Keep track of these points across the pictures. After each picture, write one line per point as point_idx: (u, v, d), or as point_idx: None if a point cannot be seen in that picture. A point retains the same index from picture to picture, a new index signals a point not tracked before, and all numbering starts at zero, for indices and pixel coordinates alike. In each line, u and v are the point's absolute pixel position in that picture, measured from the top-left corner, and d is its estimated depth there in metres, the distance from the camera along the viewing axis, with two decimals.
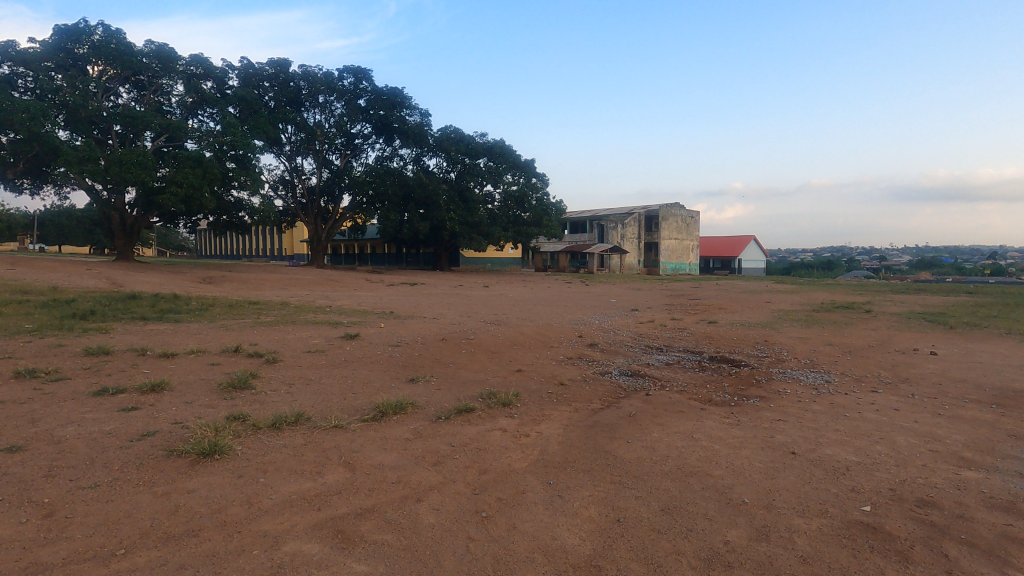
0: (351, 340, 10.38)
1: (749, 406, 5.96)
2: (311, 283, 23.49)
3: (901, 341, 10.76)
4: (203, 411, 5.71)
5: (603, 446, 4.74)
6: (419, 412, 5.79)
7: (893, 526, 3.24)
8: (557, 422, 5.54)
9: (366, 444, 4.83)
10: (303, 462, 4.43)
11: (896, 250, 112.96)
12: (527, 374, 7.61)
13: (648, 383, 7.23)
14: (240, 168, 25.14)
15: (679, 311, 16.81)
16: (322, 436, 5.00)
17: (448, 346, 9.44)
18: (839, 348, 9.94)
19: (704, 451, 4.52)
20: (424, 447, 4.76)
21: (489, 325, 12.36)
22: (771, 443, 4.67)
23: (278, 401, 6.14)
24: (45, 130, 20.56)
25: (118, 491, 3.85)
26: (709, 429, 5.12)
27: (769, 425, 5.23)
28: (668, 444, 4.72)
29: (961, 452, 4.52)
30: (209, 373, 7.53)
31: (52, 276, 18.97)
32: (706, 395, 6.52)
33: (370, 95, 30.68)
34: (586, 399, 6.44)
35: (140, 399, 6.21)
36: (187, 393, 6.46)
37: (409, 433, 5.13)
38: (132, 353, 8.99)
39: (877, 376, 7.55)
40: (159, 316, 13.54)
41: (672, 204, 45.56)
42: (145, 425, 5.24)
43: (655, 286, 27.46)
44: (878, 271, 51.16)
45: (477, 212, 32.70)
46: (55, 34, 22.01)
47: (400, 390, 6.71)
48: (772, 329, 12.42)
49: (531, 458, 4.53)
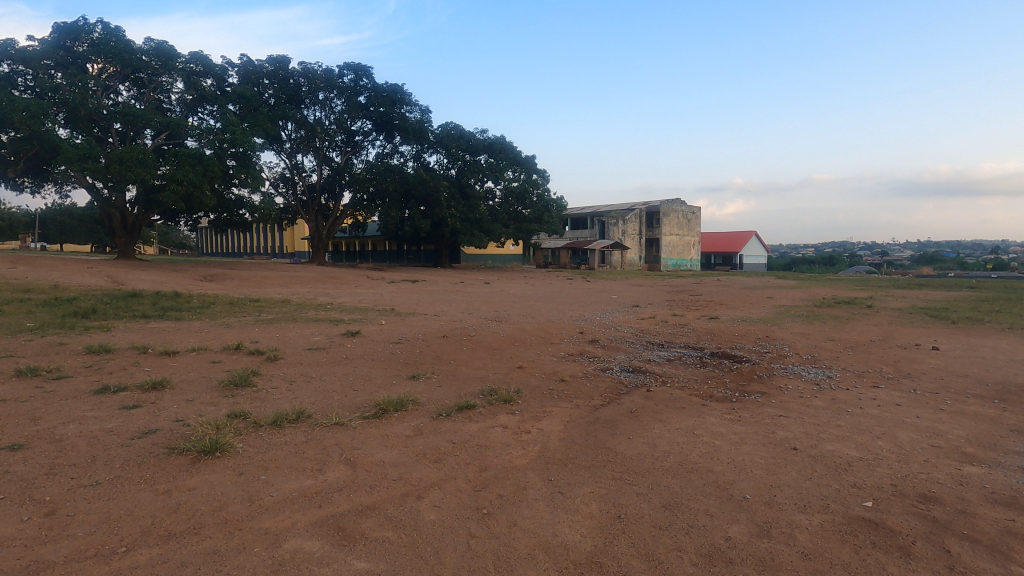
0: (352, 338, 10.37)
1: (750, 402, 5.96)
2: (312, 281, 23.50)
3: (903, 336, 10.73)
4: (204, 409, 5.72)
5: (604, 442, 4.74)
6: (420, 409, 5.79)
7: (895, 522, 3.23)
8: (558, 419, 5.54)
9: (367, 441, 4.83)
10: (304, 459, 4.43)
11: (899, 246, 111.93)
12: (528, 370, 7.60)
13: (649, 379, 7.23)
14: (240, 165, 25.11)
15: (680, 307, 16.81)
16: (323, 434, 5.00)
17: (449, 343, 9.44)
18: (840, 343, 9.92)
19: (706, 447, 4.52)
20: (425, 444, 4.76)
21: (490, 322, 12.35)
22: (773, 439, 4.66)
23: (279, 399, 6.14)
24: (45, 128, 20.56)
25: (120, 489, 3.85)
26: (710, 424, 5.12)
27: (770, 420, 5.22)
28: (670, 440, 4.71)
29: (963, 448, 4.50)
30: (210, 371, 7.53)
31: (54, 274, 18.98)
32: (707, 391, 6.50)
33: (370, 91, 30.63)
34: (587, 395, 6.44)
35: (141, 397, 6.22)
36: (188, 391, 6.46)
37: (410, 430, 5.13)
38: (133, 351, 9.00)
39: (879, 371, 7.53)
40: (161, 314, 13.57)
41: (672, 200, 45.50)
42: (147, 423, 5.24)
43: (656, 282, 27.36)
44: (880, 267, 50.35)
45: (478, 208, 32.66)
46: (54, 32, 22.04)
47: (401, 387, 6.71)
48: (772, 325, 12.39)
49: (531, 454, 4.53)
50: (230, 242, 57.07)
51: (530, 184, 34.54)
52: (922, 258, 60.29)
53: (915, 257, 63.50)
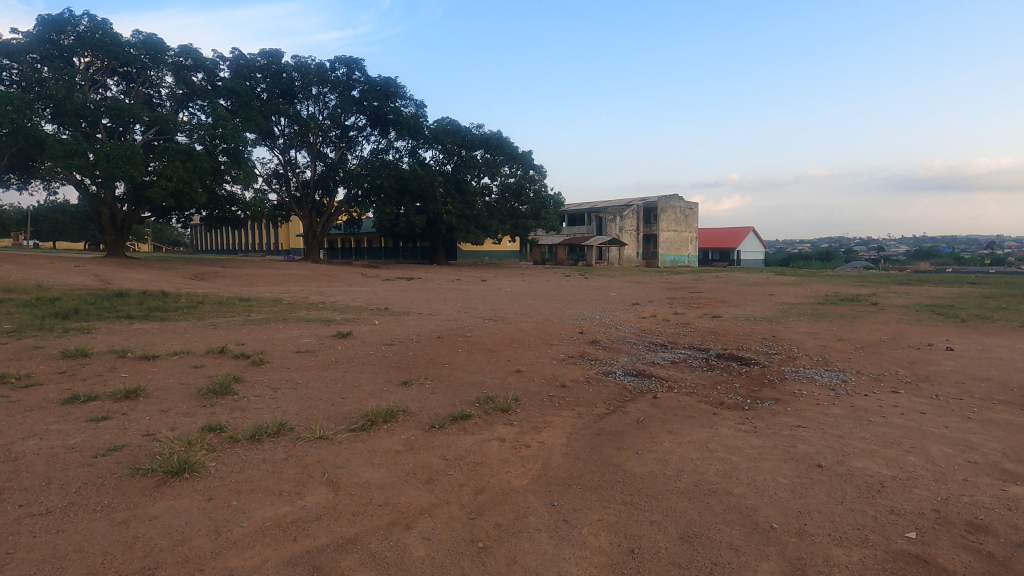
0: (344, 339, 9.97)
1: (764, 410, 5.55)
2: (304, 279, 23.03)
3: (916, 336, 10.32)
4: (180, 421, 5.32)
5: (611, 458, 4.35)
6: (412, 419, 5.39)
7: (946, 559, 2.85)
8: (560, 430, 5.15)
9: (353, 458, 4.43)
10: (282, 480, 4.03)
11: (894, 241, 111.11)
12: (527, 375, 7.21)
13: (655, 384, 6.83)
14: (232, 162, 24.53)
15: (681, 305, 16.46)
16: (305, 450, 4.60)
17: (446, 345, 9.04)
18: (850, 344, 9.54)
19: (723, 465, 4.13)
20: (415, 461, 4.36)
21: (487, 321, 12.04)
22: (794, 455, 4.27)
23: (261, 409, 5.73)
24: (30, 123, 20.10)
25: (71, 519, 3.46)
26: (726, 437, 4.73)
27: (789, 432, 4.83)
28: (682, 456, 4.32)
29: (1003, 465, 4.11)
30: (190, 377, 7.12)
31: (39, 273, 18.50)
32: (717, 397, 6.14)
33: (364, 85, 30.10)
34: (589, 403, 6.04)
35: (112, 408, 5.81)
36: (164, 400, 6.06)
37: (400, 444, 4.74)
38: (112, 355, 8.59)
39: (896, 375, 7.14)
40: (146, 314, 13.11)
41: (671, 196, 45.24)
42: (115, 437, 4.85)
43: (655, 280, 26.86)
44: (877, 265, 46.84)
45: (475, 204, 32.32)
46: (39, 25, 21.61)
47: (391, 394, 6.29)
48: (778, 324, 12.02)
49: (532, 473, 4.14)
50: (224, 241, 56.67)
51: (526, 180, 34.18)
52: (920, 254, 58.94)
53: (915, 253, 61.36)
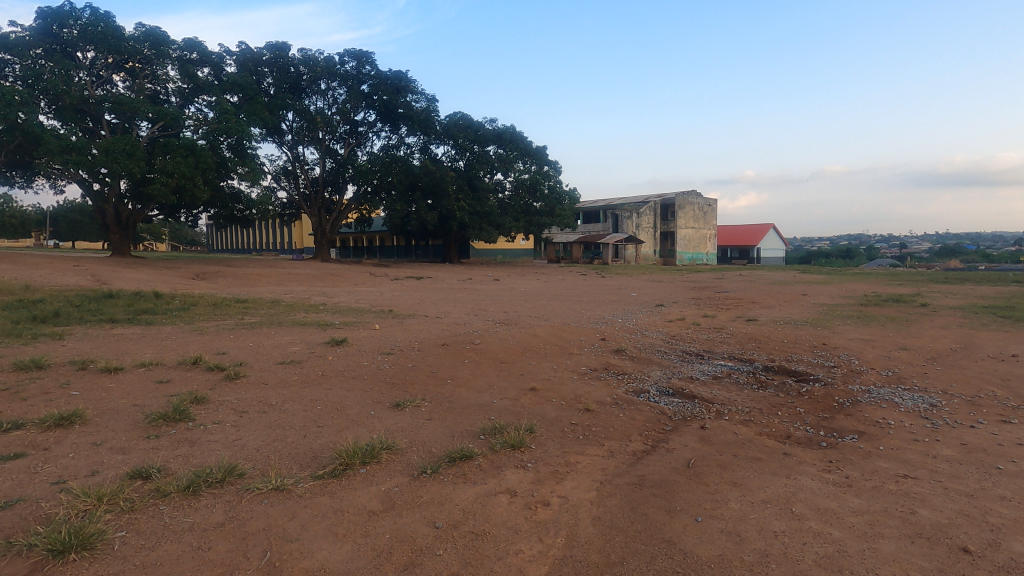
0: (337, 347, 8.83)
1: (849, 450, 4.32)
2: (309, 278, 22.03)
3: (991, 343, 8.95)
4: (107, 462, 4.22)
5: (661, 528, 3.17)
6: (399, 461, 4.23)
7: None
8: (586, 477, 3.96)
9: (311, 524, 3.28)
10: (208, 565, 2.90)
11: (918, 240, 108.61)
12: (543, 395, 6.00)
13: (700, 408, 5.59)
14: (237, 157, 23.68)
15: (710, 307, 15.24)
16: (252, 510, 3.46)
17: (450, 354, 7.90)
18: (919, 354, 8.18)
19: (825, 544, 2.92)
20: (395, 532, 3.20)
21: (498, 325, 10.88)
22: (921, 529, 3.05)
23: (214, 444, 4.61)
24: (25, 118, 19.16)
25: None
26: (813, 495, 3.51)
27: (897, 487, 3.60)
28: (762, 527, 3.12)
29: None
30: (147, 398, 6.01)
31: (34, 273, 17.67)
32: (783, 429, 4.88)
33: (373, 80, 29.04)
34: (621, 436, 4.84)
35: (35, 440, 4.71)
36: (104, 430, 4.97)
37: (377, 502, 3.57)
38: (72, 367, 7.52)
39: (995, 397, 5.83)
40: (131, 318, 12.10)
41: (689, 192, 43.79)
42: (11, 488, 3.74)
43: (676, 279, 25.44)
44: (919, 266, 40.72)
45: (488, 202, 31.16)
46: (39, 18, 20.73)
47: (377, 423, 5.12)
48: (825, 328, 10.73)
49: (553, 556, 2.95)
50: (235, 240, 56.40)
51: (541, 175, 33.01)
52: (947, 252, 56.75)
53: (939, 250, 59.16)
